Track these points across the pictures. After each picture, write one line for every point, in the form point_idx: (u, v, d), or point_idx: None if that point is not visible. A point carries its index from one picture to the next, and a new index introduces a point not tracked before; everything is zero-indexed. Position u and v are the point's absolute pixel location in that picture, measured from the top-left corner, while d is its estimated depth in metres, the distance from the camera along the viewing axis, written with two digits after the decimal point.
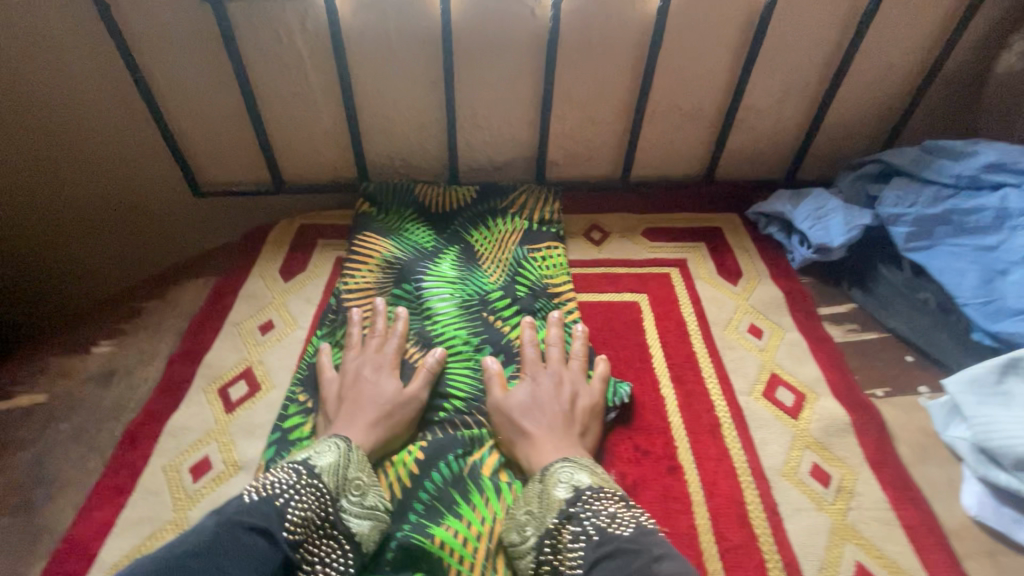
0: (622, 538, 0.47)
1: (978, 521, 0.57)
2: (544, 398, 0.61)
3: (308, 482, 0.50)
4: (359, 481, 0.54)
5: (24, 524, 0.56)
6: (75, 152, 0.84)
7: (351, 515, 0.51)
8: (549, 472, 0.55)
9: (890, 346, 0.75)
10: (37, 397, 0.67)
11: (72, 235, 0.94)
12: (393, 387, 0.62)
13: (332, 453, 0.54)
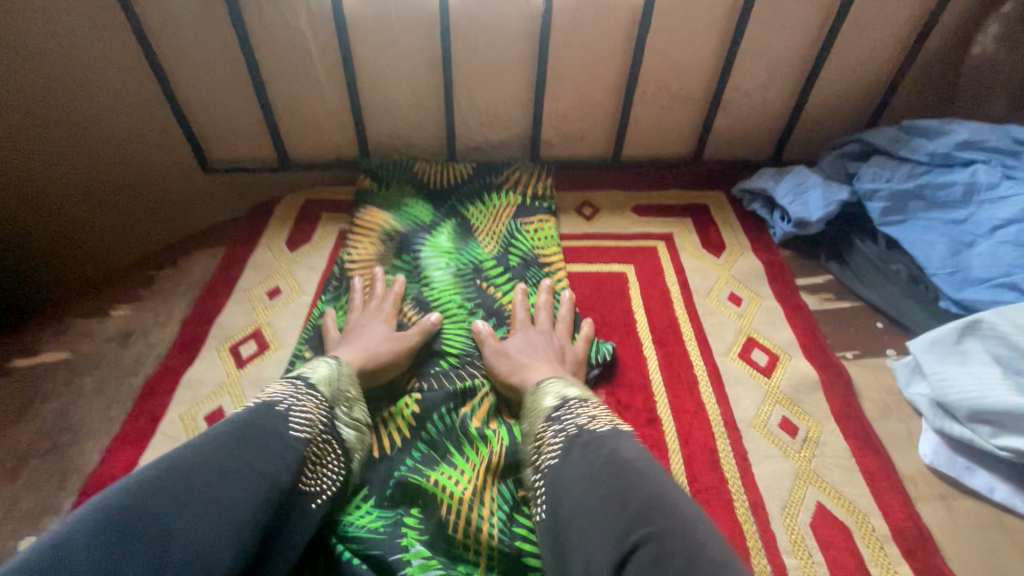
0: (594, 432, 0.50)
1: (932, 468, 0.61)
2: (539, 347, 0.67)
3: (309, 391, 0.53)
4: (348, 397, 0.58)
5: (52, 465, 0.61)
6: (89, 130, 0.88)
7: (343, 424, 0.55)
8: (541, 388, 0.60)
9: (862, 313, 0.79)
10: (61, 354, 0.72)
11: (77, 213, 0.97)
12: (391, 334, 0.68)
13: (325, 368, 0.58)
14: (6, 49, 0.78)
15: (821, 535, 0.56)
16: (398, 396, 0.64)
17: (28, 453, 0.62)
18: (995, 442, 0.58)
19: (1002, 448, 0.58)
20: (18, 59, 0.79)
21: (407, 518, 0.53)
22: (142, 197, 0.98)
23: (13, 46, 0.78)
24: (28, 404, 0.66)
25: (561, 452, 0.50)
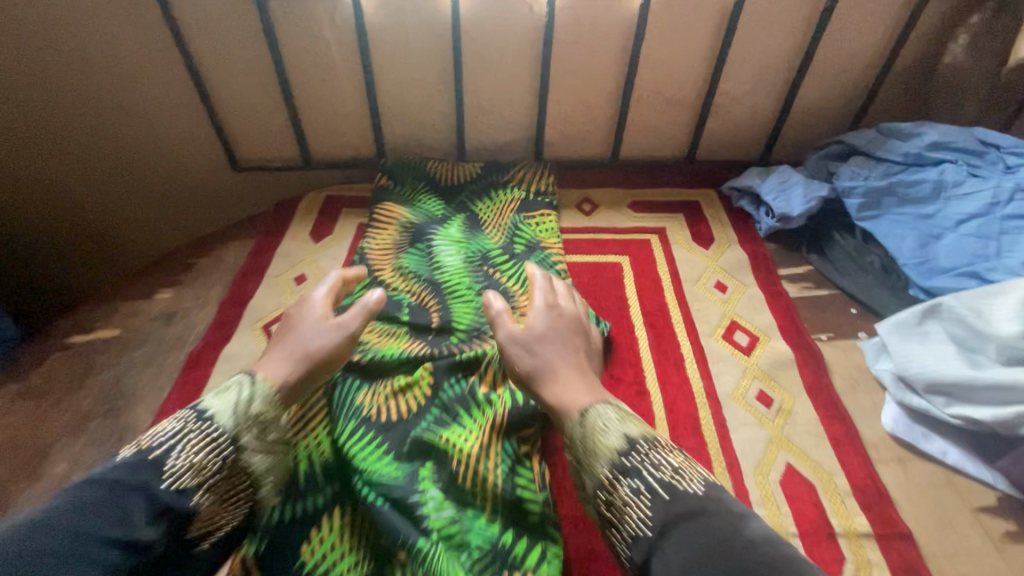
0: (690, 497, 0.47)
1: (892, 435, 0.68)
2: (560, 334, 0.64)
3: (199, 427, 0.51)
4: (262, 418, 0.55)
5: (111, 424, 0.69)
6: (122, 134, 0.97)
7: (251, 452, 0.53)
8: (591, 420, 0.54)
9: (838, 300, 0.86)
10: (114, 331, 0.80)
11: (113, 206, 1.06)
12: (323, 330, 0.63)
13: (244, 389, 0.56)
14: (62, 60, 0.87)
15: (790, 492, 0.62)
16: (413, 366, 0.71)
17: (89, 415, 0.70)
18: (948, 411, 0.65)
19: (954, 416, 0.65)
20: (67, 68, 0.87)
21: (422, 471, 0.60)
22: (175, 193, 1.07)
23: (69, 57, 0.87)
24: (86, 373, 0.75)
25: (653, 519, 0.46)
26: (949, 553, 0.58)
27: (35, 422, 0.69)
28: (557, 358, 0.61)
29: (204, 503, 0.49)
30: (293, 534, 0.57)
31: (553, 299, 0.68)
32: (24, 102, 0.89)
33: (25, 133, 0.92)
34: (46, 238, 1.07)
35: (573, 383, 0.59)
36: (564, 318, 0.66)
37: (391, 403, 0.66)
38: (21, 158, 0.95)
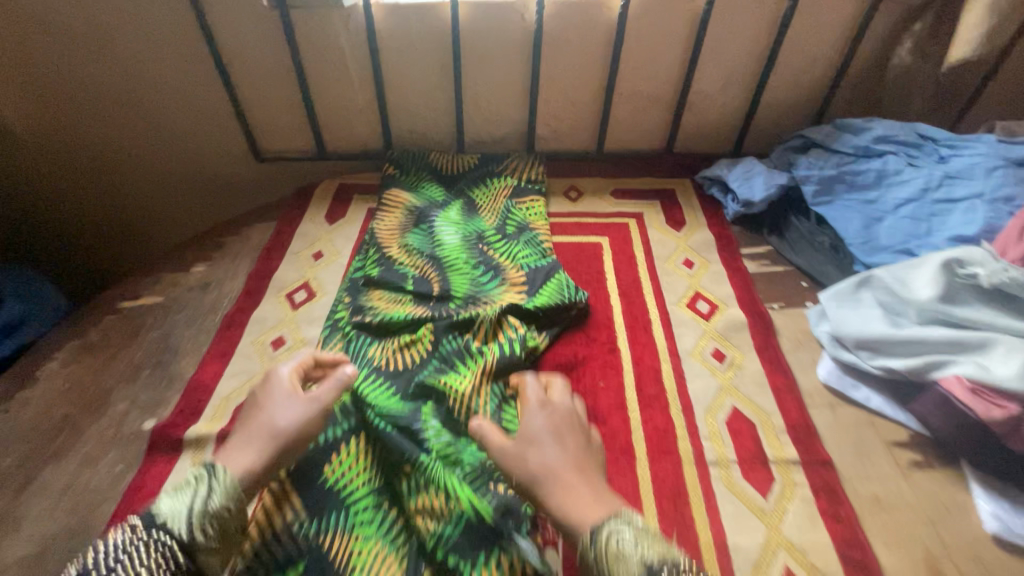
0: None
1: (827, 386, 0.79)
2: (557, 432, 0.61)
3: (151, 538, 0.52)
4: (221, 513, 0.55)
5: (158, 372, 0.81)
6: (158, 130, 1.12)
7: (205, 553, 0.54)
8: (602, 540, 0.51)
9: (792, 276, 0.97)
10: (159, 298, 0.92)
11: (140, 184, 1.20)
12: (292, 412, 0.63)
13: (202, 490, 0.55)
14: (109, 55, 1.00)
15: (734, 428, 0.73)
16: (416, 325, 0.82)
17: (141, 364, 0.82)
18: (872, 362, 0.76)
19: (877, 366, 0.76)
20: (111, 61, 1.01)
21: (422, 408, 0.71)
22: (201, 178, 1.20)
23: (115, 53, 1.00)
24: (137, 331, 0.87)
25: None
26: (865, 477, 0.69)
27: (96, 370, 0.81)
28: (558, 461, 0.58)
29: None
30: (314, 461, 0.67)
31: (546, 397, 0.66)
32: (70, 86, 1.03)
33: (84, 129, 1.10)
34: (110, 220, 1.26)
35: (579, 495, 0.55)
36: (558, 415, 0.64)
37: (398, 355, 0.79)
38: (83, 150, 1.13)
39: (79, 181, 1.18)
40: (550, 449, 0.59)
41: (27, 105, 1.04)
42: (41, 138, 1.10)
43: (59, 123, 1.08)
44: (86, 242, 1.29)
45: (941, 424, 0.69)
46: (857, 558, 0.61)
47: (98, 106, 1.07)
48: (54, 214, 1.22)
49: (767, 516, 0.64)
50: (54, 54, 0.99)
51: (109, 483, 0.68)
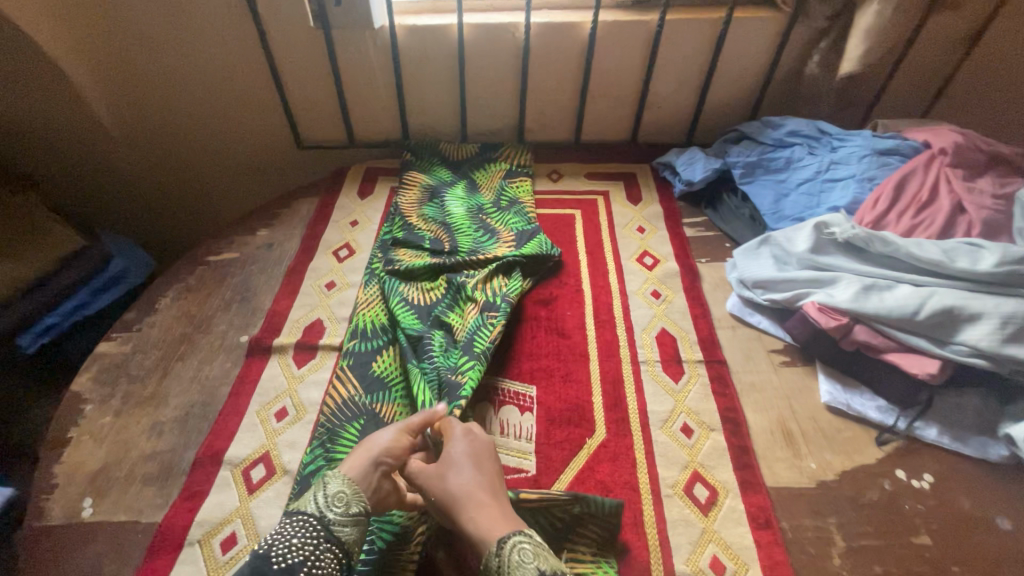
0: None
1: (733, 314, 1.09)
2: (476, 457, 0.75)
3: (293, 521, 0.67)
4: (342, 494, 0.70)
5: (244, 303, 1.10)
6: (223, 125, 1.40)
7: (338, 526, 0.67)
8: (505, 550, 0.64)
9: (719, 239, 1.26)
10: (236, 253, 1.21)
11: (190, 148, 1.45)
12: (387, 438, 0.77)
13: (322, 486, 0.70)
14: (183, 52, 1.25)
15: (660, 340, 1.04)
16: (434, 272, 1.12)
17: (231, 298, 1.11)
18: (762, 297, 1.06)
19: (767, 299, 1.05)
20: (181, 53, 1.25)
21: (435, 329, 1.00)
22: (249, 156, 1.48)
23: (189, 54, 1.26)
24: (223, 276, 1.16)
25: None
26: (748, 370, 0.99)
27: (199, 302, 1.10)
28: (457, 481, 0.72)
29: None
30: (367, 356, 0.99)
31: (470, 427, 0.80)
32: (142, 69, 1.27)
33: (148, 102, 1.33)
34: (162, 176, 1.51)
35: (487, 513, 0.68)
36: (468, 443, 0.77)
37: (421, 293, 1.08)
38: (144, 119, 1.37)
39: (141, 144, 1.42)
40: (456, 474, 0.73)
41: (115, 100, 1.32)
42: (116, 113, 1.34)
43: (139, 116, 1.36)
44: (142, 193, 1.55)
45: (800, 335, 0.99)
46: (734, 418, 0.91)
47: (176, 106, 1.35)
48: (135, 186, 1.53)
49: (676, 393, 0.95)
50: (144, 64, 1.26)
51: (223, 374, 0.98)
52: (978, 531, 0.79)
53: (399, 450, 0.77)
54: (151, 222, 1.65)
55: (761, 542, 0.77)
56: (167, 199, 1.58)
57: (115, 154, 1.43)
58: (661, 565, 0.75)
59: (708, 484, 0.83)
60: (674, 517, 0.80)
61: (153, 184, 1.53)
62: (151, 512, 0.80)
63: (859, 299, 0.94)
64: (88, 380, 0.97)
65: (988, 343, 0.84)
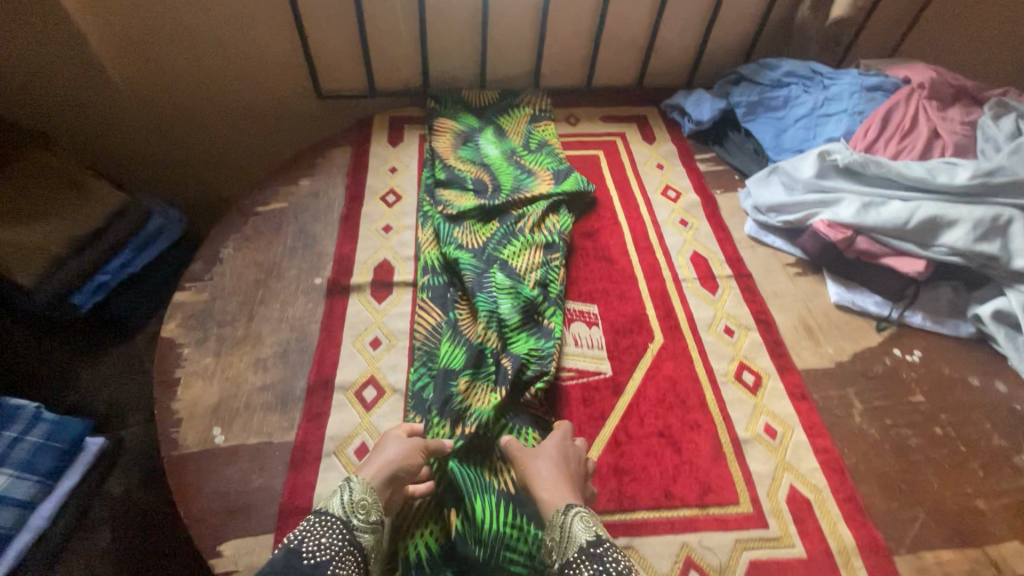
0: None
1: (751, 238, 1.25)
2: (560, 453, 0.81)
3: (319, 521, 0.72)
4: (364, 503, 0.75)
5: (307, 248, 1.15)
6: (232, 73, 1.38)
7: (360, 531, 0.73)
8: (567, 517, 0.73)
9: (728, 171, 1.41)
10: (284, 203, 1.24)
11: (191, 92, 1.40)
12: (397, 449, 0.81)
13: (345, 491, 0.75)
14: None
15: (694, 261, 1.19)
16: (485, 212, 1.19)
17: (292, 245, 1.15)
18: (776, 219, 1.22)
19: (779, 221, 1.22)
20: None
21: (491, 266, 1.08)
22: (264, 105, 1.46)
23: None
24: (279, 225, 1.19)
25: None
26: (769, 280, 1.17)
27: (263, 250, 1.14)
28: (549, 470, 0.79)
29: None
30: (441, 290, 1.07)
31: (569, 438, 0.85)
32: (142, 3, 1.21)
33: (147, 40, 1.27)
34: (164, 124, 1.46)
35: (562, 492, 0.77)
36: (564, 442, 0.83)
37: (475, 234, 1.16)
38: (144, 59, 1.31)
39: (142, 87, 1.36)
40: (546, 463, 0.80)
41: (111, 36, 1.25)
42: (114, 51, 1.28)
43: (137, 55, 1.30)
44: (143, 144, 1.49)
45: (812, 249, 1.17)
46: (765, 319, 1.09)
47: (181, 54, 1.31)
48: (133, 136, 1.47)
49: (714, 302, 1.11)
50: None
51: (309, 313, 1.04)
52: (957, 388, 1.01)
53: (412, 464, 0.80)
54: (156, 178, 1.59)
55: (800, 410, 0.95)
56: (169, 150, 1.52)
57: (112, 99, 1.37)
58: (728, 434, 0.92)
59: (753, 371, 1.00)
60: (731, 398, 0.97)
61: (154, 134, 1.47)
62: (281, 433, 0.88)
63: (860, 214, 1.11)
64: (177, 327, 1.00)
65: (963, 243, 1.04)
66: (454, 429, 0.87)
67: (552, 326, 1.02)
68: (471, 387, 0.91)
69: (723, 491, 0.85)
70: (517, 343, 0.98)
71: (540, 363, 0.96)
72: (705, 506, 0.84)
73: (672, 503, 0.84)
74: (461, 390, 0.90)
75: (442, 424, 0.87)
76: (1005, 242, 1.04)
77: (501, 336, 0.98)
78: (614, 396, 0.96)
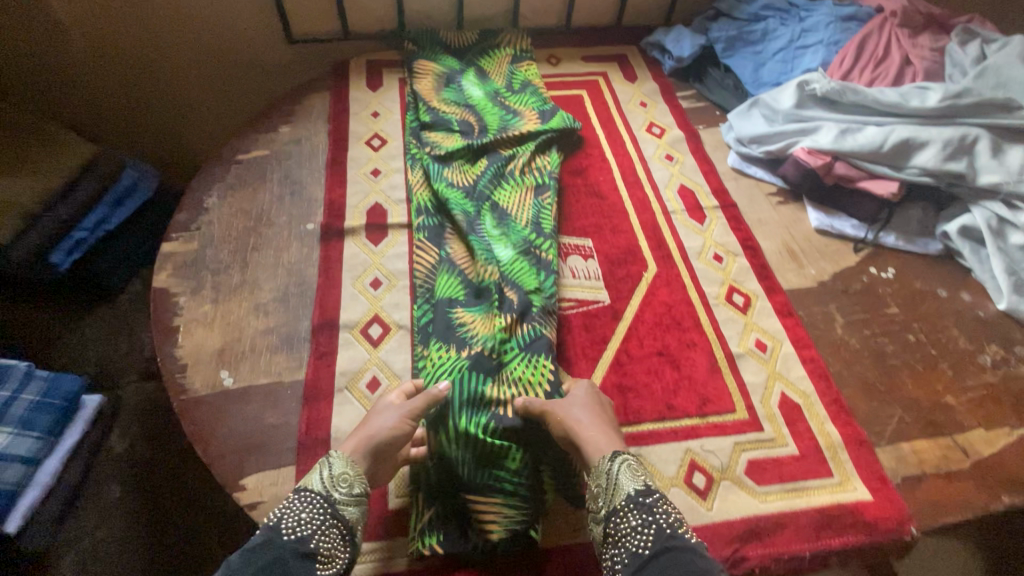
0: (684, 539, 0.64)
1: (735, 169, 1.29)
2: (589, 403, 0.80)
3: (299, 497, 0.68)
4: (346, 476, 0.71)
5: (295, 195, 1.12)
6: (191, 15, 1.30)
7: (344, 505, 0.69)
8: (615, 466, 0.72)
9: (710, 108, 1.43)
10: (265, 151, 1.20)
11: (148, 38, 1.32)
12: (394, 420, 0.76)
13: (325, 466, 0.72)
14: None
15: (682, 194, 1.21)
16: (474, 152, 1.17)
17: (280, 192, 1.13)
18: (759, 150, 1.26)
19: (762, 152, 1.25)
20: None
21: (483, 207, 1.07)
22: (228, 51, 1.39)
23: None
24: (263, 173, 1.16)
25: (651, 547, 0.64)
26: (753, 209, 1.21)
27: (249, 198, 1.11)
28: (588, 419, 0.77)
29: (320, 546, 0.64)
30: (436, 230, 1.06)
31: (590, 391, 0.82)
32: None
33: None
34: (122, 75, 1.38)
35: (604, 438, 0.75)
36: (593, 393, 0.82)
37: (462, 173, 1.14)
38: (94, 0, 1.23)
39: (94, 32, 1.28)
40: (583, 412, 0.78)
41: None
42: None
43: None
44: (101, 97, 1.41)
45: (793, 177, 1.20)
46: (751, 245, 1.13)
47: None
48: (90, 89, 1.39)
49: (703, 231, 1.15)
50: None
51: (305, 257, 1.03)
52: (928, 299, 1.08)
53: (399, 437, 0.76)
54: (122, 137, 1.52)
55: (787, 326, 1.01)
56: (131, 105, 1.45)
57: (63, 46, 1.29)
58: (722, 350, 0.97)
59: (743, 293, 1.05)
60: (723, 318, 1.01)
61: (113, 87, 1.40)
62: (290, 373, 0.88)
63: (839, 140, 1.15)
64: (169, 277, 0.98)
65: (934, 163, 1.09)
66: (460, 351, 0.87)
67: (549, 258, 1.02)
68: (477, 318, 0.91)
69: (720, 401, 0.91)
70: (518, 276, 0.98)
71: (546, 301, 0.95)
72: (705, 415, 0.89)
73: (675, 414, 0.89)
74: (460, 316, 0.91)
75: (445, 346, 0.88)
76: (971, 161, 1.09)
77: (500, 270, 0.97)
78: (613, 321, 0.99)
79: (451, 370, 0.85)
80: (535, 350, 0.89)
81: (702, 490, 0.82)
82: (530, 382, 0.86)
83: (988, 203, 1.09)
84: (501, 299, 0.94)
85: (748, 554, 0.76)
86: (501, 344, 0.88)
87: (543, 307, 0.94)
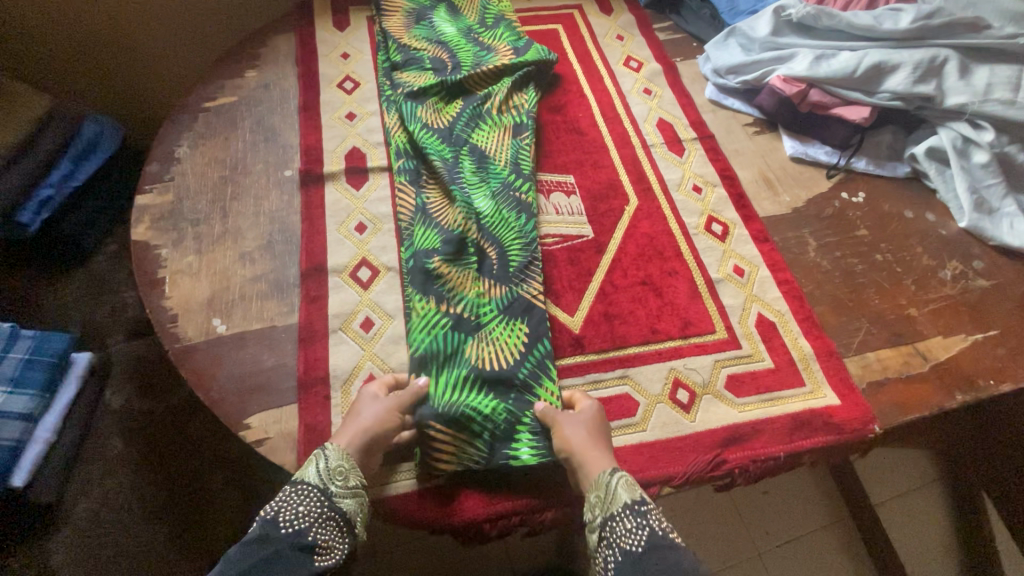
0: (675, 541, 0.69)
1: (712, 102, 1.29)
2: (586, 421, 0.79)
3: (296, 488, 0.70)
4: (341, 469, 0.72)
5: (269, 142, 1.09)
6: None
7: (341, 497, 0.71)
8: (617, 478, 0.73)
9: (687, 39, 1.41)
10: (232, 98, 1.15)
11: None
12: (379, 409, 0.78)
13: (320, 458, 0.73)
14: None
15: (661, 128, 1.22)
16: (449, 91, 1.15)
17: (253, 139, 1.10)
18: (735, 80, 1.26)
19: (738, 83, 1.26)
20: None
21: (460, 151, 1.06)
22: None
23: None
24: (234, 120, 1.12)
25: (645, 548, 0.68)
26: (731, 141, 1.22)
27: (222, 146, 1.08)
28: (579, 438, 0.77)
29: (319, 538, 0.67)
30: (413, 175, 1.04)
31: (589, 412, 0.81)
32: None
33: None
34: (66, 22, 1.30)
35: (599, 454, 0.76)
36: (596, 412, 0.81)
37: (437, 115, 1.11)
38: None
39: None
40: (579, 429, 0.78)
41: None
42: None
43: None
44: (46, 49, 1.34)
45: (769, 106, 1.21)
46: (728, 175, 1.16)
47: None
48: (33, 39, 1.31)
49: (682, 163, 1.16)
50: None
51: (287, 205, 1.02)
52: (895, 221, 1.12)
53: (389, 427, 0.77)
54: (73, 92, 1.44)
55: (763, 251, 1.05)
56: (79, 55, 1.37)
57: None
58: (702, 276, 1.01)
59: (721, 222, 1.08)
60: (703, 246, 1.05)
61: (57, 36, 1.32)
62: (283, 318, 0.89)
63: (813, 67, 1.16)
64: (148, 230, 0.96)
65: (904, 86, 1.11)
66: (439, 305, 0.88)
67: (529, 199, 1.02)
68: (457, 274, 0.92)
69: (702, 323, 0.95)
70: (498, 228, 0.98)
71: (525, 254, 0.96)
72: (687, 337, 0.94)
73: (658, 337, 0.93)
74: (439, 267, 0.90)
75: (425, 299, 0.89)
76: (939, 82, 1.11)
77: (477, 224, 0.97)
78: (597, 254, 1.02)
79: (432, 328, 0.86)
80: (512, 312, 0.90)
81: (685, 404, 0.87)
82: (507, 342, 0.87)
83: (954, 124, 1.12)
84: (480, 255, 0.96)
85: (729, 456, 0.83)
86: (478, 305, 0.90)
87: (519, 267, 0.95)
